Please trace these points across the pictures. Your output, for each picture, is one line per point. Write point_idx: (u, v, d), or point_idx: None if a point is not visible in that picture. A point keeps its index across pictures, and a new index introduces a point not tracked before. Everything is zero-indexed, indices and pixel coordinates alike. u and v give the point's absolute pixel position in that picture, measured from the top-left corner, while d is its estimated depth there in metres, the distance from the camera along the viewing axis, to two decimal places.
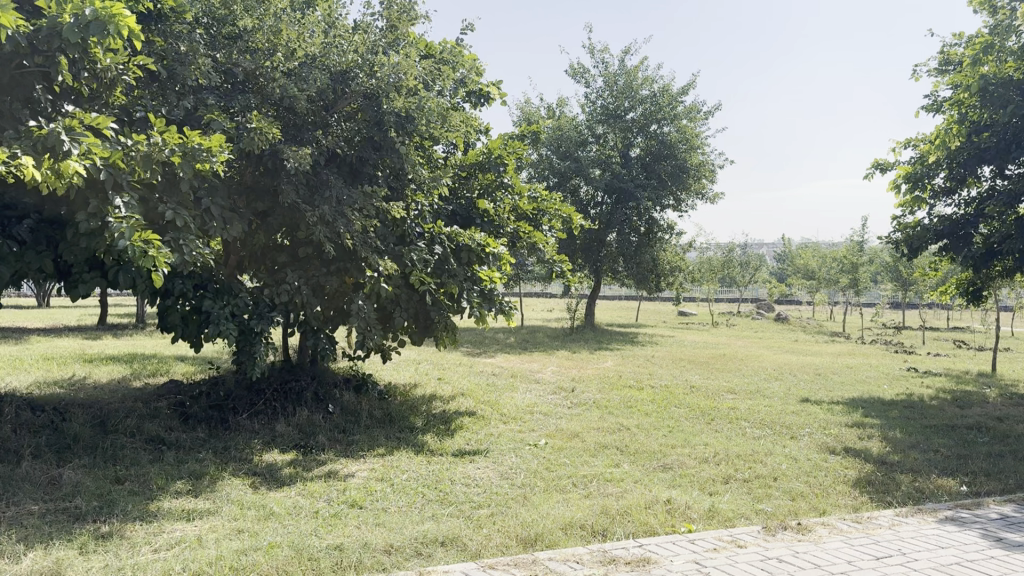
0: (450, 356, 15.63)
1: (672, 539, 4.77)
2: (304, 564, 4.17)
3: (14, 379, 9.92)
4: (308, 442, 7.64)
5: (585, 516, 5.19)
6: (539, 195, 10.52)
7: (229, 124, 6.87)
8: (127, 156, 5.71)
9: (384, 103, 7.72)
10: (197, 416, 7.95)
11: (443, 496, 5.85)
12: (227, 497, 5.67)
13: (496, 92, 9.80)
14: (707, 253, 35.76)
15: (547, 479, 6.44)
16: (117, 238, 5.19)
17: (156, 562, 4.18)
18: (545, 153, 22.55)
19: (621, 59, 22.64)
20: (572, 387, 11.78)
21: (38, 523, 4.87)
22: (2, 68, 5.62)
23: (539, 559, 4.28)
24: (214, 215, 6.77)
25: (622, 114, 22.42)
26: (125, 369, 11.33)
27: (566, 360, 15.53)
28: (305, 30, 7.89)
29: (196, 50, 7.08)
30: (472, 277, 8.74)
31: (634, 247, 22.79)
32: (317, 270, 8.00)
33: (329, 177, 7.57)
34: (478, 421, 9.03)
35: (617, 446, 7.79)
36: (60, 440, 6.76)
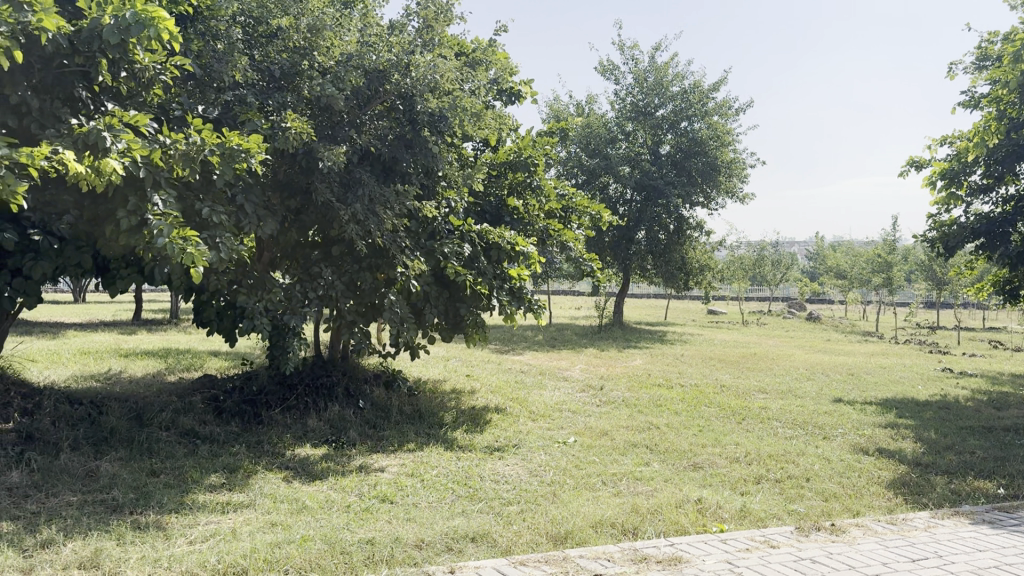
0: (479, 354, 15.61)
1: (703, 538, 4.74)
2: (337, 558, 4.21)
3: (53, 372, 10.10)
4: (340, 437, 7.70)
5: (615, 515, 5.17)
6: (567, 193, 10.55)
7: (264, 122, 6.92)
8: (166, 154, 5.81)
9: (418, 103, 7.79)
10: (231, 410, 8.06)
11: (473, 492, 5.87)
12: (260, 491, 5.74)
13: (527, 90, 9.81)
14: (737, 251, 35.32)
15: (577, 477, 6.43)
16: (157, 235, 5.30)
17: (192, 554, 4.24)
18: (575, 150, 22.49)
19: (652, 55, 22.53)
20: (601, 386, 11.74)
21: (77, 514, 4.96)
22: (44, 68, 5.76)
23: (570, 556, 4.28)
24: (249, 213, 6.85)
25: (653, 111, 22.33)
26: (160, 363, 11.49)
27: (594, 359, 15.42)
28: (340, 31, 7.95)
29: (233, 49, 7.17)
30: (501, 275, 8.73)
31: (663, 245, 22.62)
32: (350, 266, 8.07)
33: (362, 175, 7.63)
34: (507, 418, 9.03)
35: (647, 445, 7.75)
36: (97, 433, 6.87)
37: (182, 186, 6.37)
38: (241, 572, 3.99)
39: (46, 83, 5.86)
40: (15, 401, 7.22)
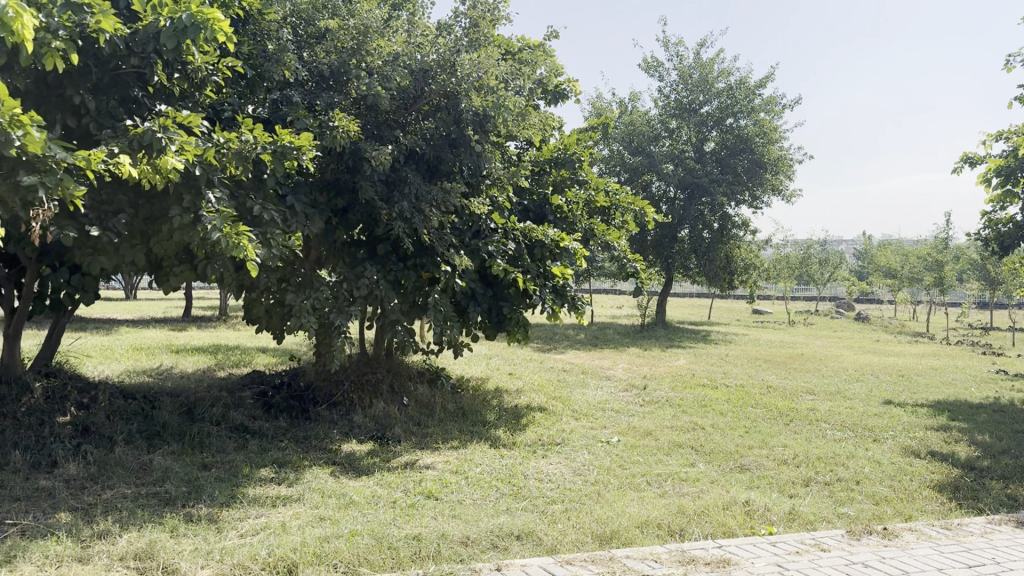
0: (520, 352, 15.61)
1: (752, 540, 4.68)
2: (385, 553, 4.26)
3: (107, 368, 10.36)
4: (384, 433, 7.78)
5: (661, 515, 5.14)
6: (613, 190, 10.51)
7: (313, 121, 7.01)
8: (219, 153, 5.94)
9: (462, 101, 7.75)
10: (279, 405, 8.21)
11: (516, 491, 5.88)
12: (309, 485, 5.82)
13: (573, 87, 9.79)
14: (783, 250, 34.74)
15: (621, 476, 6.40)
16: (211, 231, 5.45)
17: (243, 547, 4.32)
18: (618, 148, 22.38)
19: (697, 51, 22.30)
20: (644, 385, 11.66)
21: (131, 506, 5.09)
22: (101, 71, 5.89)
23: (616, 556, 4.26)
24: (298, 211, 6.94)
25: (697, 108, 22.12)
26: (209, 359, 11.72)
27: (637, 358, 15.32)
28: (387, 32, 7.99)
29: (283, 49, 7.27)
30: (545, 273, 8.69)
31: (707, 244, 22.38)
32: (395, 264, 8.16)
33: (408, 174, 7.71)
34: (550, 417, 9.02)
35: (693, 445, 7.69)
36: (149, 427, 7.04)
37: (234, 185, 6.50)
38: (291, 565, 4.05)
39: (103, 83, 6.03)
40: (72, 394, 7.24)
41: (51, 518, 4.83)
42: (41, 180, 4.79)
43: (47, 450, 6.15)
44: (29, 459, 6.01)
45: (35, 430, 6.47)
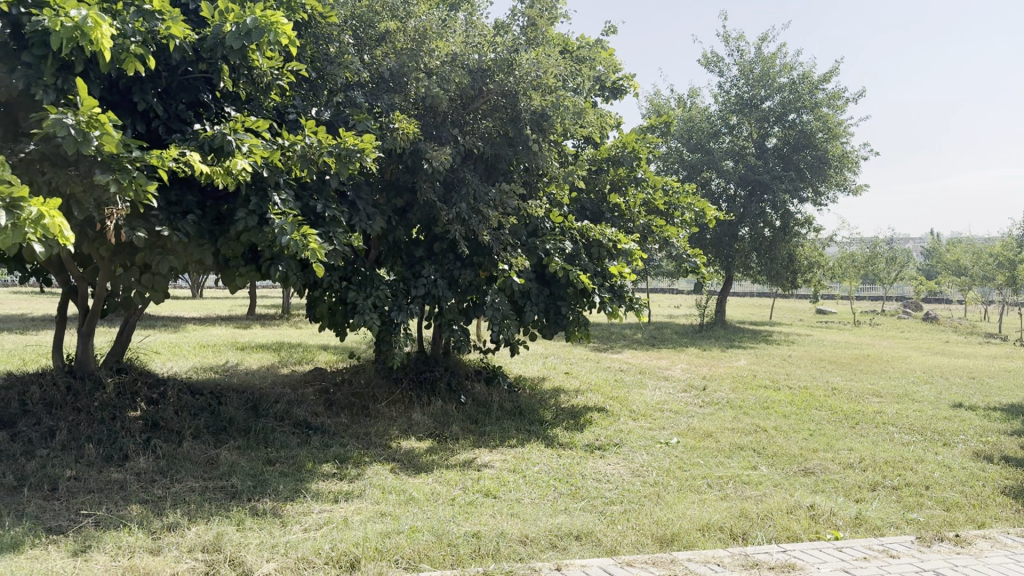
0: (577, 352, 15.55)
1: (818, 545, 4.57)
2: (445, 549, 4.29)
3: (175, 364, 10.67)
4: (443, 431, 7.83)
5: (724, 519, 5.05)
6: (672, 188, 10.40)
7: (373, 123, 7.07)
8: (285, 156, 6.11)
9: (522, 101, 7.80)
10: (340, 402, 8.34)
11: (574, 490, 5.86)
12: (370, 481, 5.90)
13: (631, 85, 9.71)
14: (849, 248, 33.81)
15: (681, 478, 6.32)
16: (279, 234, 5.68)
17: (307, 541, 4.40)
18: (676, 145, 22.13)
19: (758, 45, 21.88)
20: (704, 386, 11.49)
21: (200, 499, 5.23)
22: (171, 75, 6.09)
23: (678, 559, 4.21)
24: (359, 211, 7.04)
25: (758, 103, 21.69)
26: (273, 356, 11.97)
27: (697, 358, 15.10)
28: (444, 31, 7.93)
29: (344, 51, 7.35)
30: (603, 272, 8.61)
31: (769, 242, 21.95)
32: (452, 263, 8.24)
33: (466, 174, 7.76)
34: (608, 417, 8.96)
35: (755, 448, 7.55)
36: (216, 422, 7.22)
37: (298, 187, 6.62)
38: (354, 560, 4.10)
39: (172, 88, 6.22)
40: (142, 389, 7.40)
41: (124, 510, 4.99)
42: (116, 179, 5.01)
43: (118, 444, 6.36)
44: (102, 453, 6.23)
45: (108, 424, 6.68)
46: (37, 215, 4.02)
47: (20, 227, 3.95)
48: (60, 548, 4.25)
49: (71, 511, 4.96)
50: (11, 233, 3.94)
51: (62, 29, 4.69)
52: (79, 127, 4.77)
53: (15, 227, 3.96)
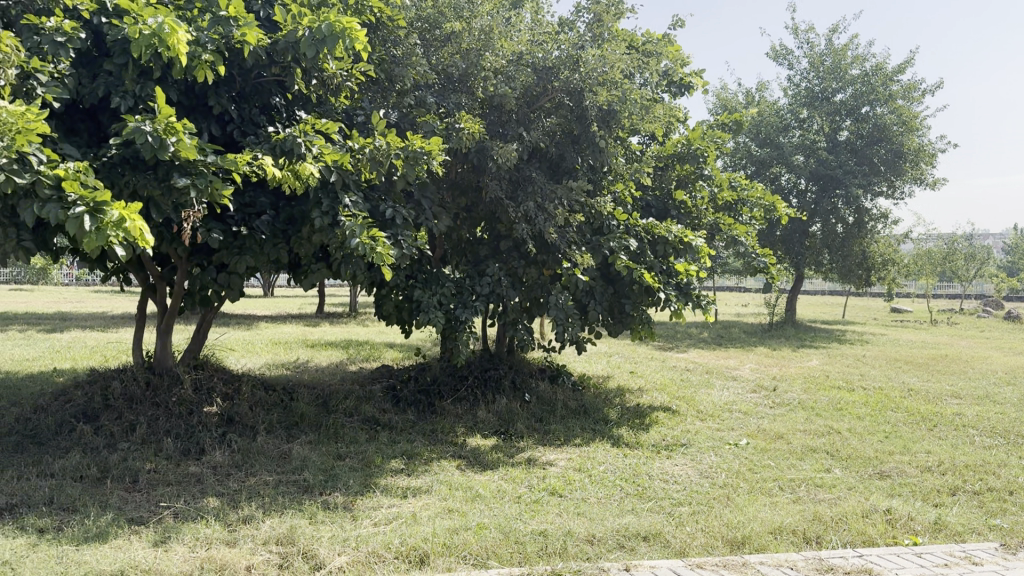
0: (643, 351, 15.39)
1: (895, 551, 4.44)
2: (512, 547, 4.31)
3: (249, 361, 10.96)
4: (508, 429, 7.86)
5: (796, 522, 4.95)
6: (740, 183, 10.22)
7: (440, 124, 7.14)
8: (354, 158, 6.25)
9: (587, 97, 7.74)
10: (407, 399, 8.45)
11: (641, 491, 5.81)
12: (437, 477, 5.97)
13: (698, 81, 9.58)
14: (926, 244, 32.63)
15: (751, 480, 6.21)
16: (349, 237, 5.81)
17: (377, 535, 4.47)
18: (744, 141, 21.74)
19: (829, 37, 21.31)
20: (774, 387, 11.25)
21: (274, 492, 5.37)
22: (246, 79, 6.25)
23: (750, 562, 4.14)
24: (426, 211, 7.15)
25: (830, 96, 21.13)
26: (341, 353, 12.19)
27: (766, 358, 14.79)
28: (509, 31, 8.10)
29: (411, 52, 7.41)
30: (669, 270, 8.48)
31: (841, 238, 21.36)
32: (517, 261, 8.26)
33: (533, 173, 7.78)
34: (675, 417, 8.86)
35: (828, 450, 7.37)
36: (288, 417, 7.42)
37: (366, 187, 6.73)
38: (423, 555, 4.16)
39: (246, 92, 6.39)
40: (218, 385, 7.57)
41: (200, 502, 5.16)
42: (193, 183, 5.20)
43: (195, 438, 6.58)
44: (180, 446, 6.45)
45: (185, 418, 6.90)
46: (118, 218, 4.37)
47: (104, 230, 4.31)
48: (141, 539, 4.41)
49: (151, 503, 5.15)
50: (95, 236, 4.30)
51: (140, 37, 4.91)
52: (157, 133, 4.98)
53: (99, 231, 4.32)
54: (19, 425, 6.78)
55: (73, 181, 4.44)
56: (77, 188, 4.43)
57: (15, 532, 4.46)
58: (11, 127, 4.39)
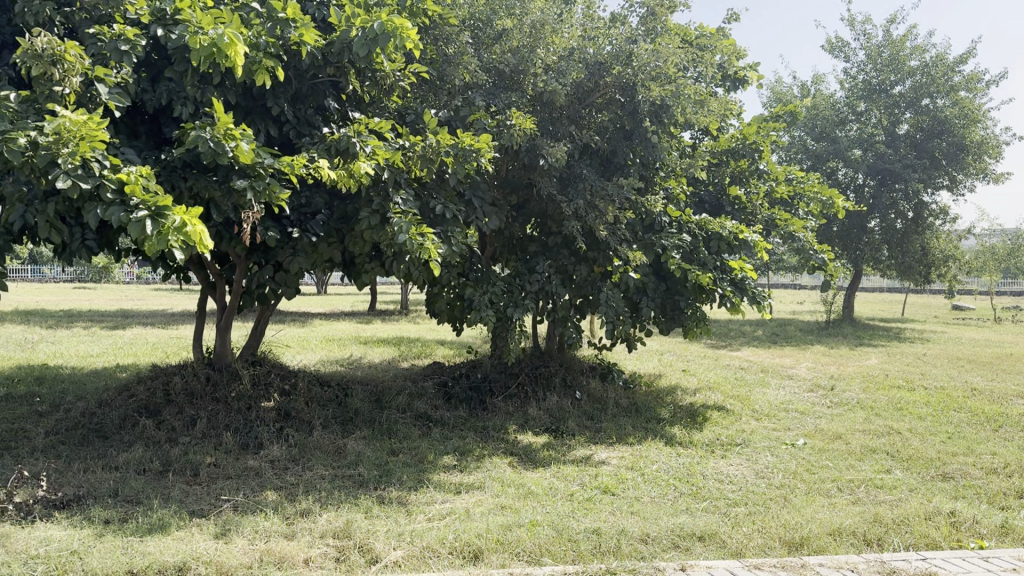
0: (695, 349, 15.17)
1: (961, 554, 4.31)
2: (566, 545, 4.30)
3: (303, 357, 11.15)
4: (559, 426, 7.86)
5: (856, 524, 4.85)
6: (797, 178, 10.04)
7: (491, 121, 7.17)
8: (405, 156, 6.30)
9: (640, 92, 7.70)
10: (458, 396, 8.51)
11: (696, 490, 5.75)
12: (490, 474, 5.99)
13: (754, 75, 9.44)
14: (990, 240, 31.58)
15: (810, 481, 6.09)
16: (397, 233, 5.86)
17: (431, 530, 4.51)
18: (799, 135, 21.37)
19: (888, 28, 20.79)
20: (831, 386, 11.04)
21: (330, 487, 5.45)
22: (302, 81, 6.37)
23: (809, 564, 4.08)
24: (476, 209, 7.18)
25: (888, 89, 20.62)
26: (394, 350, 12.33)
27: (823, 357, 14.52)
28: (561, 26, 8.06)
29: (463, 51, 7.43)
30: (722, 266, 8.37)
31: (900, 235, 20.83)
32: (567, 259, 8.23)
33: (584, 170, 7.76)
34: (729, 416, 8.73)
35: (888, 451, 7.19)
36: (343, 413, 7.55)
37: (418, 186, 6.78)
38: (477, 551, 4.18)
39: (302, 93, 6.49)
40: (275, 380, 7.71)
41: (259, 495, 5.27)
42: (251, 184, 5.31)
43: (254, 433, 6.72)
44: (238, 440, 6.59)
45: (244, 413, 7.05)
46: (179, 223, 4.48)
47: (165, 235, 4.42)
48: (202, 530, 4.52)
49: (211, 496, 5.28)
50: (157, 240, 4.41)
51: (200, 48, 5.04)
52: (216, 140, 5.10)
53: (161, 235, 4.42)
54: (85, 419, 7.01)
55: (135, 186, 4.57)
56: (139, 192, 4.55)
57: (82, 523, 4.61)
58: (77, 134, 4.53)
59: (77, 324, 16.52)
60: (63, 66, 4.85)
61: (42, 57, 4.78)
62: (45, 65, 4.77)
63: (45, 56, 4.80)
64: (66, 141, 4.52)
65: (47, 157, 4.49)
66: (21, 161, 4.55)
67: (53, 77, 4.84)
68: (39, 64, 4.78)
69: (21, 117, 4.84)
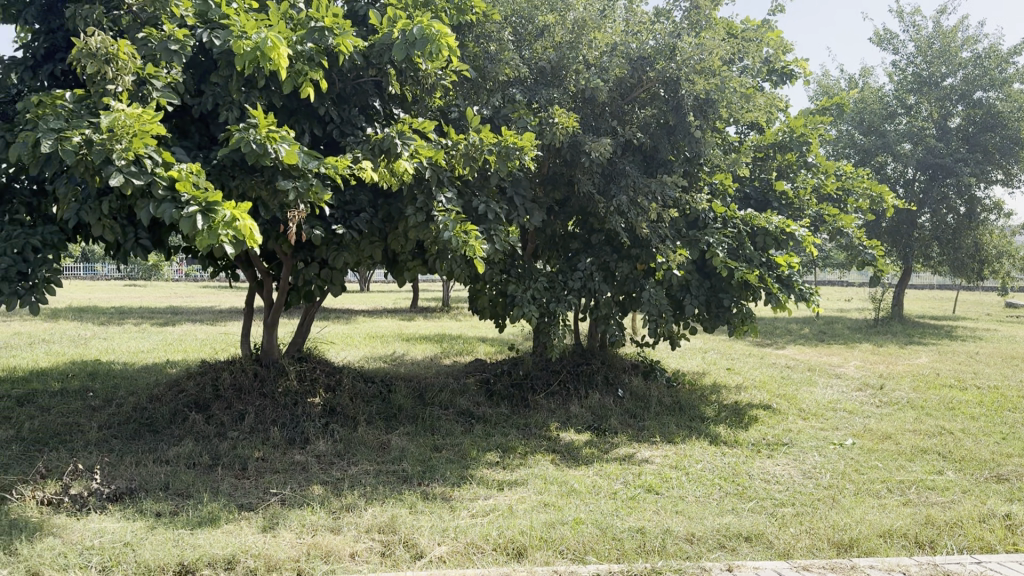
0: (739, 347, 14.99)
1: (1017, 558, 4.20)
2: (610, 543, 4.28)
3: (347, 354, 11.27)
4: (601, 424, 7.83)
5: (907, 525, 4.75)
6: (846, 173, 9.85)
7: (533, 119, 7.16)
8: (448, 155, 6.34)
9: (684, 86, 7.62)
10: (500, 393, 8.53)
11: (741, 490, 5.69)
12: (533, 471, 6.01)
13: (801, 68, 9.28)
14: None
15: (859, 482, 5.98)
16: (442, 231, 5.90)
17: (475, 526, 4.53)
18: (846, 129, 20.97)
19: (939, 18, 20.29)
20: (880, 385, 10.83)
21: (375, 482, 5.51)
22: (346, 81, 6.46)
23: (859, 565, 4.01)
24: (519, 206, 7.19)
25: (939, 81, 20.15)
26: (436, 347, 12.40)
27: (872, 355, 14.24)
28: (604, 22, 8.00)
29: (505, 48, 7.43)
30: (769, 262, 8.23)
31: (951, 230, 20.32)
32: (610, 256, 8.20)
33: (626, 167, 7.71)
34: (775, 416, 8.60)
35: (940, 452, 7.03)
36: (387, 409, 7.62)
37: (461, 184, 6.82)
38: (521, 548, 4.19)
39: (346, 93, 6.56)
40: (321, 376, 7.82)
41: (306, 490, 5.34)
42: (296, 184, 5.38)
43: (300, 428, 6.82)
44: (286, 436, 6.70)
45: (291, 409, 7.16)
46: (229, 218, 4.56)
47: (215, 230, 4.51)
48: (251, 524, 4.59)
49: (259, 490, 5.37)
50: (207, 235, 4.49)
51: (243, 52, 5.11)
52: (260, 141, 5.16)
53: (211, 230, 4.51)
54: (137, 413, 7.17)
55: (186, 182, 4.66)
56: (190, 188, 4.65)
57: (135, 516, 4.72)
58: (130, 130, 4.63)
59: (129, 320, 16.91)
60: (117, 65, 4.97)
61: (97, 56, 4.91)
62: (99, 63, 4.89)
63: (99, 55, 4.92)
64: (120, 137, 4.62)
65: (101, 153, 4.60)
66: (76, 158, 4.67)
67: (106, 76, 4.96)
68: (93, 63, 4.90)
69: (77, 115, 4.97)
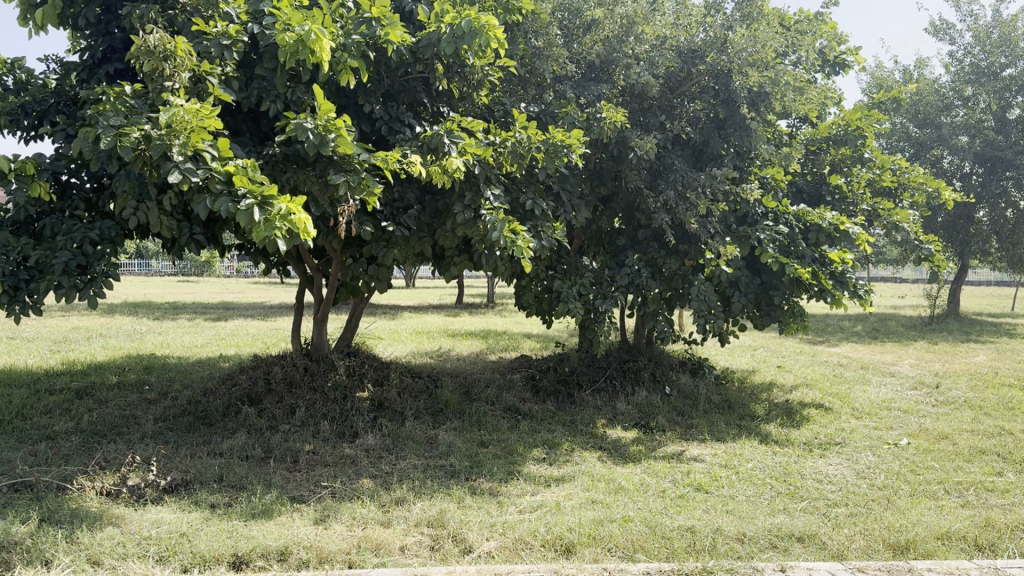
0: (790, 345, 14.74)
1: None
2: (659, 541, 4.26)
3: (394, 349, 11.37)
4: (648, 422, 7.77)
5: (966, 528, 4.63)
6: (902, 167, 9.62)
7: (581, 115, 7.13)
8: (496, 152, 6.32)
9: (735, 78, 7.51)
10: (546, 389, 8.52)
11: (793, 490, 5.60)
12: (580, 467, 6.00)
13: (856, 58, 9.08)
14: None
15: (915, 482, 5.85)
16: (490, 230, 5.89)
17: (523, 522, 4.54)
18: (900, 122, 20.48)
19: (998, 7, 19.67)
20: (936, 384, 10.55)
21: (423, 476, 5.55)
22: (394, 77, 6.50)
23: (916, 568, 3.92)
24: (565, 202, 7.17)
25: (998, 71, 19.54)
26: (482, 343, 12.44)
27: (928, 354, 13.88)
28: (653, 15, 7.93)
29: (552, 43, 7.41)
30: (822, 258, 8.04)
31: (1011, 225, 19.72)
32: (658, 252, 8.14)
33: (674, 162, 7.64)
34: (826, 415, 8.45)
35: (1000, 453, 6.83)
36: (434, 404, 7.66)
37: (508, 180, 6.82)
38: (569, 544, 4.19)
39: (393, 90, 6.63)
40: (369, 371, 7.90)
41: (356, 483, 5.40)
42: (347, 180, 5.41)
43: (349, 422, 6.91)
44: (335, 429, 6.79)
45: (340, 403, 7.24)
46: (285, 211, 4.64)
47: (272, 222, 4.58)
48: (303, 516, 4.67)
49: (311, 482, 5.45)
50: (264, 228, 4.57)
51: (285, 44, 5.17)
52: (317, 131, 5.22)
53: (268, 223, 4.58)
54: (191, 406, 7.33)
55: (243, 177, 4.75)
56: (247, 183, 4.73)
57: (191, 507, 4.83)
58: (188, 125, 4.73)
59: (181, 315, 17.29)
60: (174, 62, 5.09)
61: (155, 53, 5.02)
62: (156, 60, 5.01)
63: (157, 52, 5.03)
64: (178, 133, 4.73)
65: (160, 149, 4.70)
66: (136, 154, 4.78)
67: (163, 73, 5.07)
68: (151, 60, 5.02)
69: (136, 112, 5.08)
